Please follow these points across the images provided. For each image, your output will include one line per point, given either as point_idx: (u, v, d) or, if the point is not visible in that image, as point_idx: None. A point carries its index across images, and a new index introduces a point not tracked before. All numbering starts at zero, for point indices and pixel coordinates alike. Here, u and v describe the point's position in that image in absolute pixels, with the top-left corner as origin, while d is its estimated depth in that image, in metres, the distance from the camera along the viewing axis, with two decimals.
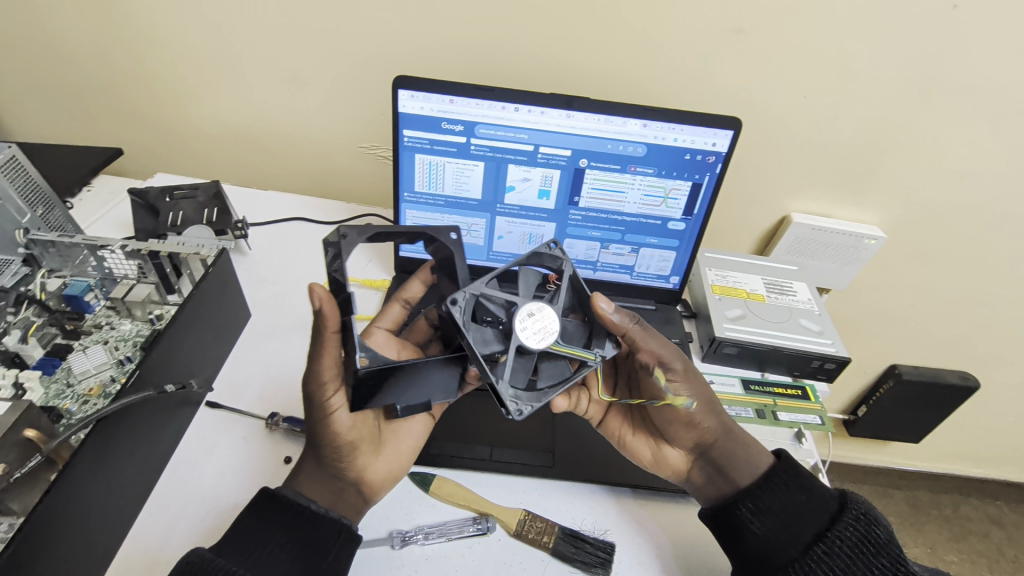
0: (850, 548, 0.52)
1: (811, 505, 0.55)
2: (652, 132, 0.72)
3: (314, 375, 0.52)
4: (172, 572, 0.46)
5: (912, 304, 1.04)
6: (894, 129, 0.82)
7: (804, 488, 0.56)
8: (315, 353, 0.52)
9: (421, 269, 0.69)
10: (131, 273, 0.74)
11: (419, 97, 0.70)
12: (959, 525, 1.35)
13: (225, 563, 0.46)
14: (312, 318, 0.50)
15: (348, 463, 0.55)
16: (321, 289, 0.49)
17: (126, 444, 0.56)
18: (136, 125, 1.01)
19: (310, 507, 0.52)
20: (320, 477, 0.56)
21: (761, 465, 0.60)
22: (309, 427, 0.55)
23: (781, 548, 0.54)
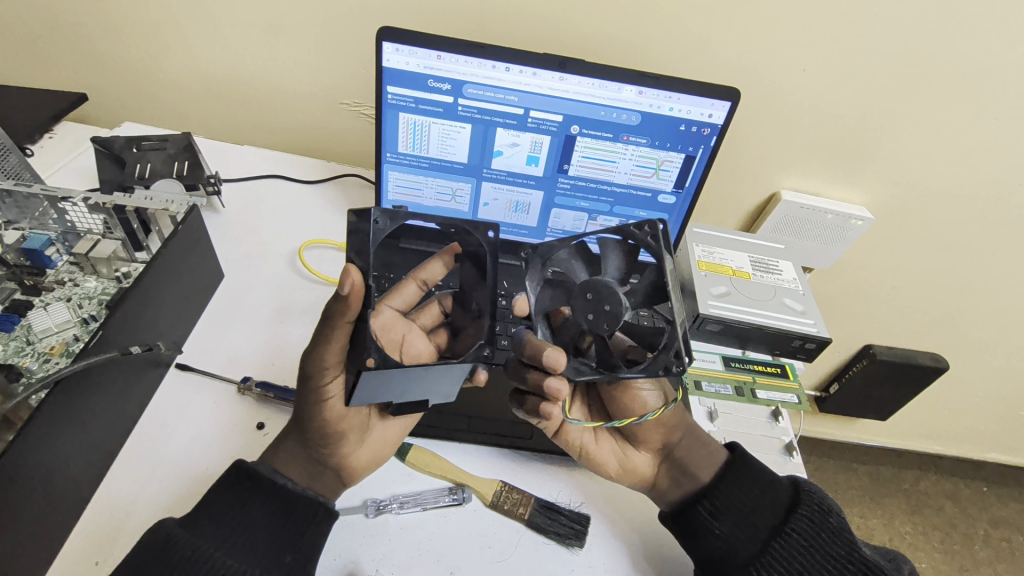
0: (807, 542, 0.52)
1: (766, 500, 0.55)
2: (648, 100, 0.69)
3: (316, 359, 0.50)
4: (139, 550, 0.45)
5: (892, 285, 1.05)
6: (890, 107, 0.81)
7: (757, 483, 0.57)
8: (322, 338, 0.49)
9: (444, 249, 0.65)
10: (96, 228, 0.70)
11: (404, 51, 0.66)
12: (916, 499, 1.40)
13: (196, 541, 0.46)
14: (332, 300, 0.47)
15: (331, 450, 0.53)
16: (355, 275, 0.46)
17: (88, 406, 0.54)
18: (99, 69, 0.94)
19: (287, 486, 0.51)
20: (298, 455, 0.54)
21: (716, 462, 0.59)
22: (298, 407, 0.53)
23: (740, 547, 0.53)
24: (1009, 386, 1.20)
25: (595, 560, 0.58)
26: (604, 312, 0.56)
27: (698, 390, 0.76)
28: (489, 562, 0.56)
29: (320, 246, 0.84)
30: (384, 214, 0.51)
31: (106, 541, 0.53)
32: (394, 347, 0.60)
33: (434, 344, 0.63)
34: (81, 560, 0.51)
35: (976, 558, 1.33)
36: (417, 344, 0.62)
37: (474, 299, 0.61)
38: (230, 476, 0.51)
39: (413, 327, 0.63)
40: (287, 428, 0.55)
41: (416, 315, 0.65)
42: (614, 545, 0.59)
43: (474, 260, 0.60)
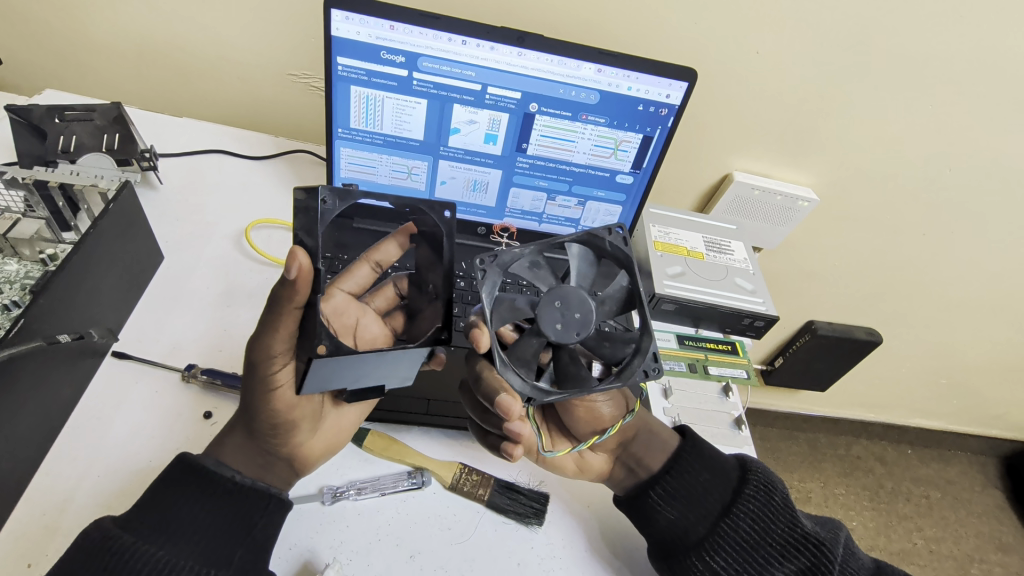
0: (753, 520, 0.54)
1: (715, 482, 0.57)
2: (606, 79, 0.68)
3: (263, 347, 0.48)
4: (75, 555, 0.42)
5: (833, 263, 1.10)
6: (837, 92, 0.83)
7: (706, 466, 0.58)
8: (268, 324, 0.47)
9: (398, 229, 0.62)
10: (16, 206, 0.64)
11: (354, 20, 0.63)
12: (849, 463, 1.51)
13: (136, 543, 0.43)
14: (279, 285, 0.45)
15: (283, 439, 0.52)
16: (302, 257, 0.44)
17: (13, 400, 0.51)
18: (10, 28, 0.85)
19: (234, 479, 0.49)
20: (247, 446, 0.52)
21: (668, 448, 0.61)
22: (245, 396, 0.51)
23: (691, 528, 0.55)
24: (935, 357, 1.29)
25: (553, 537, 0.59)
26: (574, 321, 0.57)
27: None
28: (449, 544, 0.56)
29: (268, 226, 0.80)
30: (332, 193, 0.49)
31: (38, 541, 0.50)
32: (348, 332, 0.59)
33: (388, 327, 0.63)
34: (12, 562, 0.48)
35: (900, 514, 1.45)
36: (371, 328, 0.61)
37: (429, 281, 0.59)
38: (174, 470, 0.49)
39: (366, 310, 0.62)
40: (234, 418, 0.53)
41: (370, 296, 0.64)
42: (573, 521, 0.61)
43: (430, 241, 0.58)
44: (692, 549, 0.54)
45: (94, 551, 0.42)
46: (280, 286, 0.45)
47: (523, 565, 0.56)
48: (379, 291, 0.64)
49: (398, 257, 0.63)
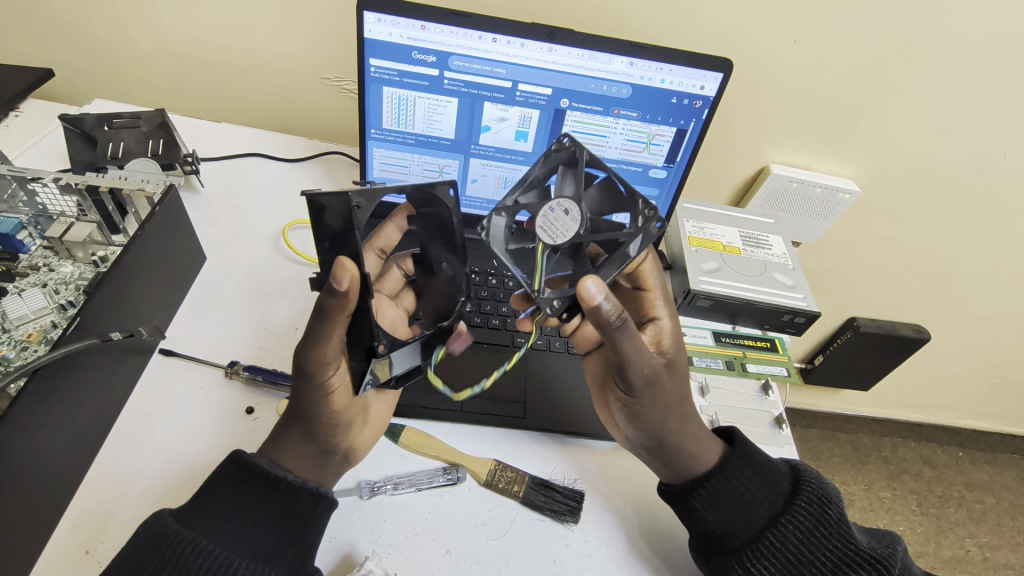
0: (802, 533, 0.52)
1: (765, 490, 0.54)
2: (639, 72, 0.67)
3: (318, 356, 0.49)
4: (133, 549, 0.44)
5: (878, 257, 1.06)
6: (882, 79, 0.80)
7: (758, 473, 0.55)
8: (318, 333, 0.48)
9: (394, 213, 0.62)
10: (69, 211, 0.67)
11: (386, 21, 0.64)
12: (896, 465, 1.45)
13: (193, 537, 0.45)
14: (330, 299, 0.46)
15: (340, 437, 0.54)
16: (350, 267, 0.45)
17: (70, 396, 0.53)
18: (62, 42, 0.89)
19: (287, 478, 0.50)
20: (299, 446, 0.53)
21: (713, 449, 0.58)
22: (298, 402, 0.52)
23: (734, 534, 0.53)
24: (989, 354, 1.22)
25: (590, 534, 0.58)
26: (547, 222, 0.56)
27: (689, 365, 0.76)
28: (485, 540, 0.56)
29: (304, 226, 0.82)
30: (361, 195, 0.49)
31: (94, 531, 0.52)
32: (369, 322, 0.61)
33: (402, 309, 0.65)
34: (71, 549, 0.51)
35: (951, 519, 1.38)
36: (389, 313, 0.64)
37: (434, 255, 0.63)
38: (227, 468, 0.50)
39: (381, 297, 0.64)
40: (286, 420, 0.53)
41: (378, 282, 0.65)
42: (609, 518, 0.60)
43: (429, 220, 0.60)
44: (733, 553, 0.53)
45: (154, 545, 0.44)
46: (331, 300, 0.46)
47: (559, 563, 0.56)
48: (386, 275, 0.65)
49: (398, 239, 0.64)
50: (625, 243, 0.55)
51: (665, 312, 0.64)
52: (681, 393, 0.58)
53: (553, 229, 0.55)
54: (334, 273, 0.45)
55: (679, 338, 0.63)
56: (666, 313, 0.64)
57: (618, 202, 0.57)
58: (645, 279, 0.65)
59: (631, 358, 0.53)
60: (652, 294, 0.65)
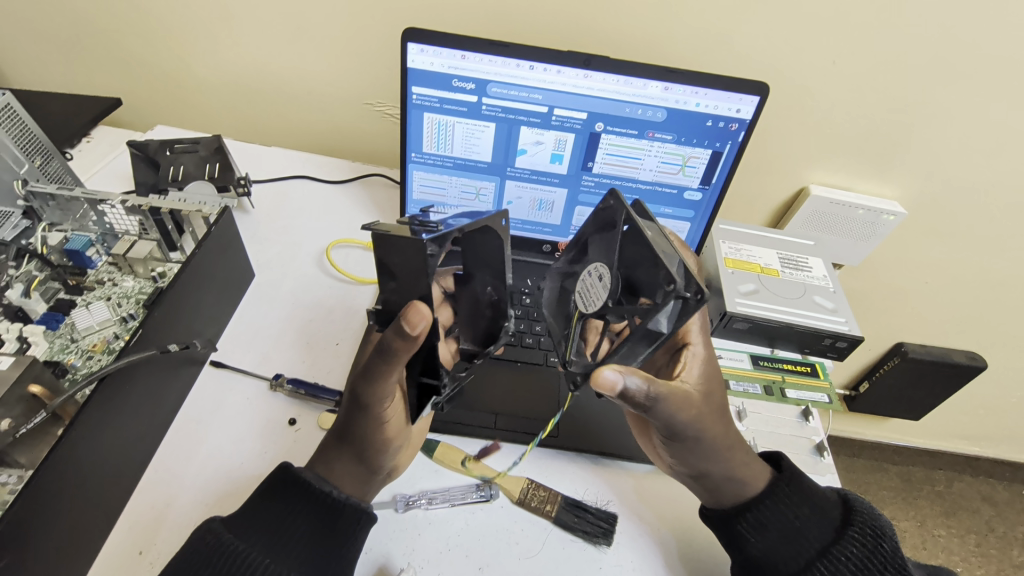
0: (856, 565, 0.50)
1: (813, 517, 0.53)
2: (674, 96, 0.68)
3: (376, 391, 0.50)
4: (190, 555, 0.46)
5: (927, 280, 1.02)
6: (929, 98, 0.78)
7: (806, 501, 0.54)
8: (381, 371, 0.49)
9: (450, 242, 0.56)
10: (133, 229, 0.72)
11: (428, 52, 0.67)
12: (951, 501, 1.37)
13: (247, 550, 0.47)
14: (399, 340, 0.46)
15: (386, 459, 0.55)
16: (427, 312, 0.47)
17: (129, 403, 0.56)
18: (132, 73, 0.97)
19: (332, 494, 0.52)
20: (347, 463, 0.54)
21: (761, 471, 0.57)
22: (351, 430, 0.53)
23: (782, 564, 0.52)
24: None
25: (623, 557, 0.58)
26: (586, 286, 0.56)
27: (725, 389, 0.75)
28: (517, 559, 0.57)
29: (346, 245, 0.86)
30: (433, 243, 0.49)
31: (147, 535, 0.54)
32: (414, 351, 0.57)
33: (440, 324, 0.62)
34: (126, 550, 0.53)
35: (1015, 562, 1.29)
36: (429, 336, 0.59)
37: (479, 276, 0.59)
38: (280, 480, 0.52)
39: None
40: (335, 442, 0.55)
41: None
42: (643, 543, 0.59)
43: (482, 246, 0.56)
44: None
45: (207, 555, 0.46)
46: (398, 342, 0.46)
47: None
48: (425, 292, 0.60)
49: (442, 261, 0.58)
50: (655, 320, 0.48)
51: (695, 338, 0.60)
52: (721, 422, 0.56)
53: (588, 297, 0.55)
54: (409, 316, 0.46)
55: (712, 361, 0.60)
56: (697, 340, 0.59)
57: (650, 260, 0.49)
58: None
59: (667, 416, 0.51)
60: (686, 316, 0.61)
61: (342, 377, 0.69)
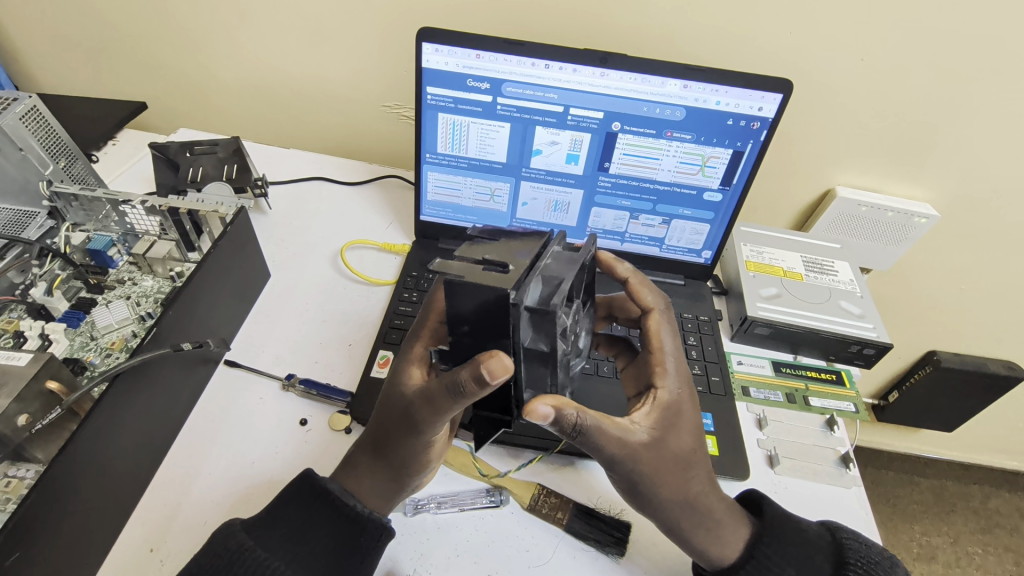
0: None
1: (809, 560, 0.50)
2: (693, 95, 0.67)
3: (431, 420, 0.47)
4: (202, 558, 0.46)
5: (961, 286, 0.98)
6: (963, 95, 0.75)
7: (792, 557, 0.50)
8: (443, 406, 0.45)
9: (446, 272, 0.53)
10: (153, 229, 0.73)
11: (443, 52, 0.67)
12: (986, 518, 1.31)
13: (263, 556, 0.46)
14: (471, 385, 0.42)
15: (419, 474, 0.54)
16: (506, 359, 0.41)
17: (142, 401, 0.57)
18: (156, 77, 0.99)
19: (355, 508, 0.50)
20: (379, 476, 0.53)
21: (741, 527, 0.53)
22: (397, 450, 0.51)
23: None
24: None
25: (634, 568, 0.56)
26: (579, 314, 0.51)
27: (745, 397, 0.73)
28: (527, 567, 0.55)
29: (361, 246, 0.86)
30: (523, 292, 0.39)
31: (158, 532, 0.55)
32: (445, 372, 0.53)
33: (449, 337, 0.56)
34: (136, 547, 0.53)
35: None
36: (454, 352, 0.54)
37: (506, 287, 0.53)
38: (299, 489, 0.51)
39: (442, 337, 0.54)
40: (371, 455, 0.53)
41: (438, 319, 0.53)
42: (657, 554, 0.57)
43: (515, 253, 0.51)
44: None
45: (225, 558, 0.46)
46: (473, 385, 0.41)
47: None
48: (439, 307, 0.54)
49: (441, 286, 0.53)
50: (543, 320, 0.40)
51: (666, 380, 0.54)
52: (684, 465, 0.52)
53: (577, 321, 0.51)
54: (488, 364, 0.40)
55: (685, 395, 0.54)
56: (667, 382, 0.54)
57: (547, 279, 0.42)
58: (654, 339, 0.57)
59: (608, 451, 0.48)
60: (659, 355, 0.56)
61: (354, 378, 0.69)
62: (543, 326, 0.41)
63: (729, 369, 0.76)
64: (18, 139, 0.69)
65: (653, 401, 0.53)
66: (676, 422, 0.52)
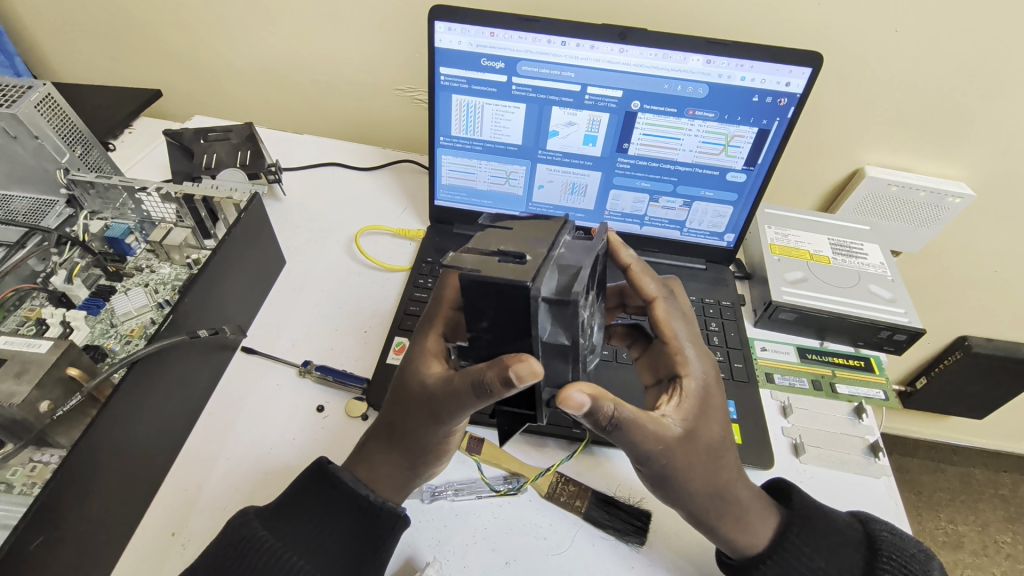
0: None
1: (840, 553, 0.48)
2: (716, 70, 0.64)
3: (450, 414, 0.47)
4: (222, 544, 0.46)
5: (997, 268, 0.94)
6: (1006, 67, 0.70)
7: (822, 550, 0.48)
8: (463, 401, 0.45)
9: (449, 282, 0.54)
10: (169, 217, 0.73)
11: (456, 30, 0.65)
12: (1017, 506, 1.27)
13: (276, 545, 0.46)
14: (496, 385, 0.41)
15: (435, 462, 0.54)
16: (535, 366, 0.39)
17: (160, 389, 0.57)
18: (170, 63, 0.98)
19: (369, 498, 0.50)
20: (393, 463, 0.52)
21: (769, 517, 0.51)
22: (415, 437, 0.51)
23: None
24: None
25: (655, 557, 0.55)
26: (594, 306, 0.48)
27: (769, 383, 0.71)
28: (546, 555, 0.55)
29: (375, 233, 0.85)
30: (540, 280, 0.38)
31: (180, 515, 0.55)
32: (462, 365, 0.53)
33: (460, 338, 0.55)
34: (158, 531, 0.54)
35: None
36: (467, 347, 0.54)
37: None
38: (314, 476, 0.51)
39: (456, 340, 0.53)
40: (386, 440, 0.53)
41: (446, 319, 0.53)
42: (679, 544, 0.56)
43: None
44: None
45: (241, 547, 0.46)
46: (500, 386, 0.40)
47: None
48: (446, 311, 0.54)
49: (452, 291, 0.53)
50: (568, 311, 0.38)
51: (691, 368, 0.53)
52: (715, 456, 0.50)
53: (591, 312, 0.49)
54: (516, 368, 0.39)
55: (711, 385, 0.53)
56: (692, 370, 0.52)
57: (566, 266, 0.40)
58: (664, 326, 0.55)
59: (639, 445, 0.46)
60: (675, 341, 0.54)
61: (370, 365, 0.68)
62: (563, 318, 0.39)
63: (752, 355, 0.74)
64: (34, 127, 0.69)
65: (678, 392, 0.51)
66: (702, 413, 0.51)
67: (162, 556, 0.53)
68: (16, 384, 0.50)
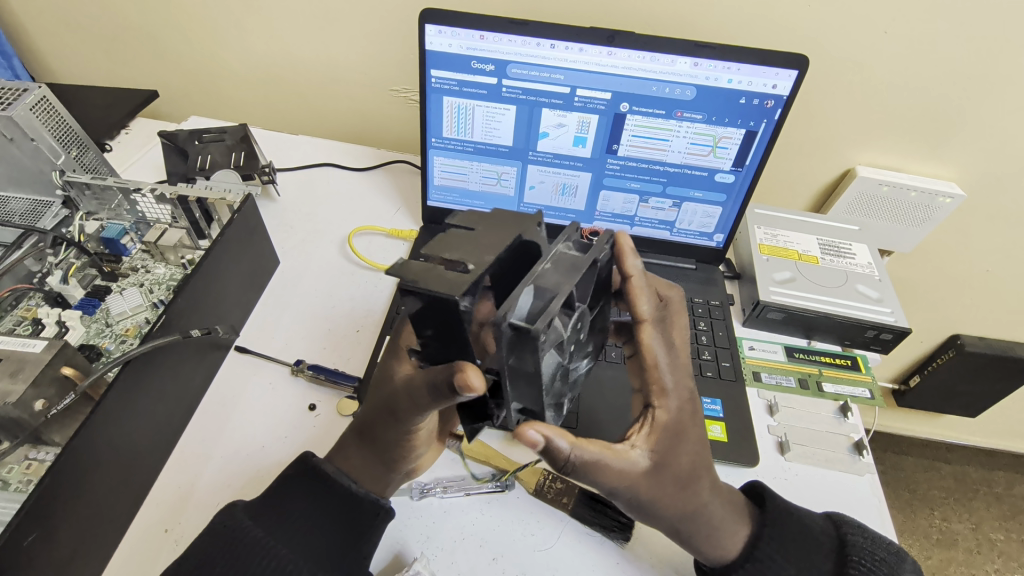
0: None
1: (809, 560, 0.49)
2: (704, 73, 0.64)
3: (412, 415, 0.48)
4: (209, 538, 0.47)
5: (987, 267, 0.94)
6: (993, 69, 0.71)
7: (792, 557, 0.49)
8: (421, 403, 0.46)
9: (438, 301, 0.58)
10: (164, 218, 0.73)
11: (446, 33, 0.66)
12: (1010, 504, 1.28)
13: (263, 535, 0.47)
14: (447, 388, 0.42)
15: (408, 461, 0.54)
16: (477, 380, 0.40)
17: (154, 388, 0.58)
18: (167, 64, 0.99)
19: (350, 488, 0.51)
20: (366, 456, 0.53)
21: (739, 530, 0.51)
22: (383, 437, 0.51)
23: None
24: None
25: (641, 553, 0.56)
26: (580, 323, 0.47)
27: (756, 382, 0.72)
28: (532, 551, 0.56)
29: (369, 233, 0.86)
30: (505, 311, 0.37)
31: (174, 511, 0.56)
32: None
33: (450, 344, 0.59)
34: (152, 527, 0.55)
35: None
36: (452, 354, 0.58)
37: None
38: (300, 471, 0.52)
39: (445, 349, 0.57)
40: (357, 439, 0.54)
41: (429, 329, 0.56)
42: (664, 541, 0.57)
43: None
44: None
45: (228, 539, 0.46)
46: (450, 391, 0.41)
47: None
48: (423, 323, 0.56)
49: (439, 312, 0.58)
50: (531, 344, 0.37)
51: (665, 398, 0.50)
52: (686, 481, 0.49)
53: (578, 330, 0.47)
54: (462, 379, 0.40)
55: (686, 413, 0.51)
56: (666, 400, 0.50)
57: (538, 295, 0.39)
58: (646, 351, 0.52)
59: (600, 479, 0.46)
60: (656, 364, 0.52)
61: (362, 364, 0.69)
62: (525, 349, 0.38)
63: (740, 355, 0.75)
64: (30, 130, 0.70)
65: (649, 421, 0.50)
66: (672, 442, 0.49)
67: (155, 553, 0.54)
68: (10, 383, 0.51)
